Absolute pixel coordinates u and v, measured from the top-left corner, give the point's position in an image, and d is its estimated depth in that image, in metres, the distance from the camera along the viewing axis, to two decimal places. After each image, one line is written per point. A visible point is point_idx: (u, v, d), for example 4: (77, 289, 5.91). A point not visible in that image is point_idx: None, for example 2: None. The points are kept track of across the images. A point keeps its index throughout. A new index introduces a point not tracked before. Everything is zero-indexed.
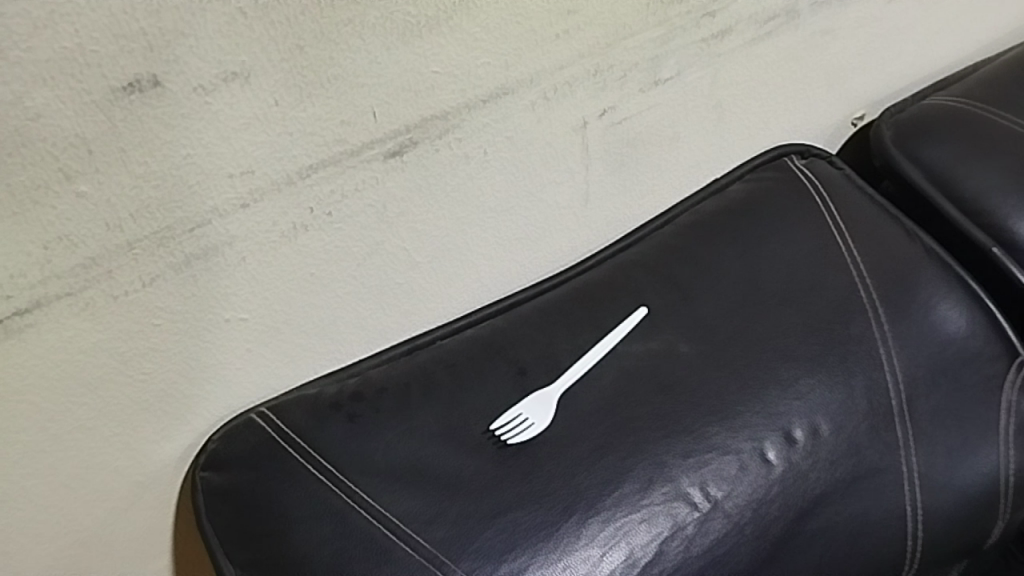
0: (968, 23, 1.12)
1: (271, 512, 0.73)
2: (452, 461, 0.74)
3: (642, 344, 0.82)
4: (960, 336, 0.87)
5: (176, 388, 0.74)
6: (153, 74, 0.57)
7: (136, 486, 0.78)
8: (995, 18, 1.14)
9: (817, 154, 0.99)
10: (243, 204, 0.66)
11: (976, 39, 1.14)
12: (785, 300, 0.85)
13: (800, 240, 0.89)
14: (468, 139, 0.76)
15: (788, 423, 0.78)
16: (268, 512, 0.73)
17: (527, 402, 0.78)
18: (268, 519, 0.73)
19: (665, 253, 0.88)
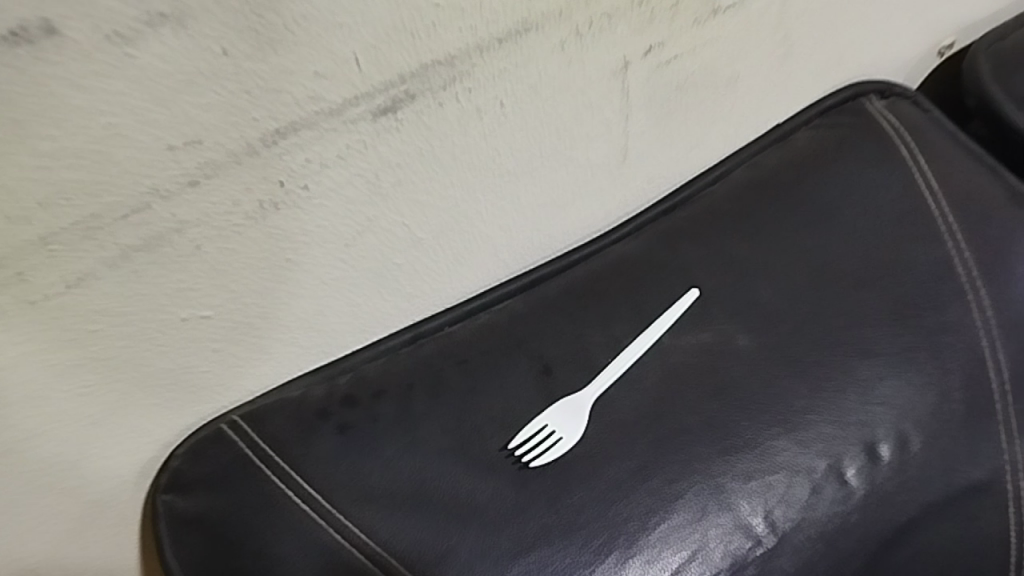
0: None
1: (259, 539, 0.60)
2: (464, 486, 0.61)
3: (693, 336, 0.68)
4: None
5: (127, 399, 0.60)
6: (46, 18, 0.42)
7: (92, 512, 0.64)
8: None
9: (901, 92, 0.82)
10: (192, 181, 0.52)
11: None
12: (867, 280, 0.70)
13: (883, 203, 0.74)
14: (480, 88, 0.60)
15: (872, 435, 0.65)
16: (253, 539, 0.61)
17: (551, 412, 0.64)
18: (255, 547, 0.60)
19: (719, 219, 0.73)
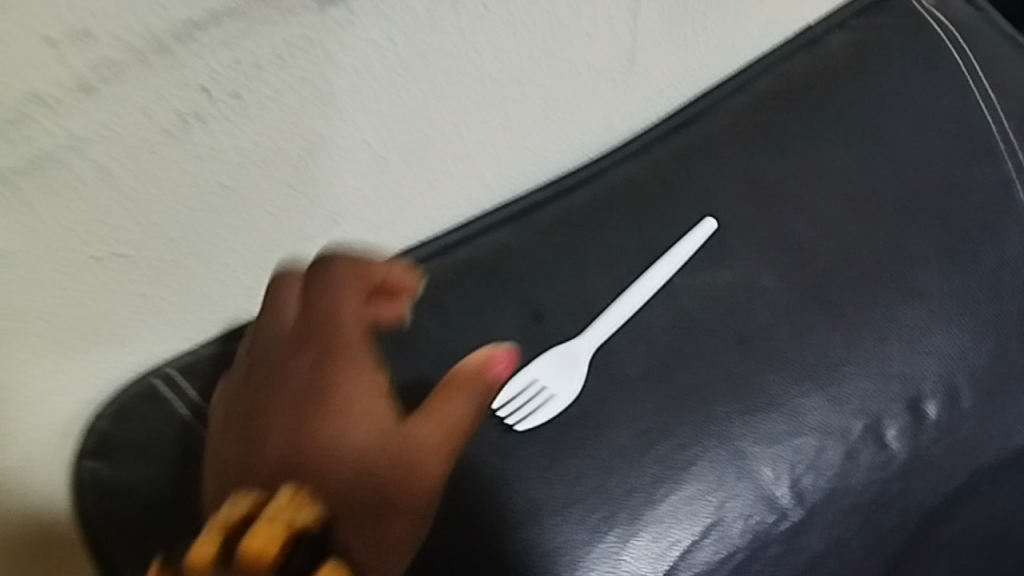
0: None
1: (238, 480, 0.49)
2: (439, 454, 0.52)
3: (708, 276, 0.58)
4: None
5: (32, 362, 0.49)
6: None
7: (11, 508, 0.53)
8: None
9: None
10: (84, 86, 0.41)
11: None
12: (911, 209, 0.61)
13: (932, 117, 0.63)
14: None
15: (918, 392, 0.57)
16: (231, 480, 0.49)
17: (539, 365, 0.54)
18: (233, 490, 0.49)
19: (739, 137, 0.62)
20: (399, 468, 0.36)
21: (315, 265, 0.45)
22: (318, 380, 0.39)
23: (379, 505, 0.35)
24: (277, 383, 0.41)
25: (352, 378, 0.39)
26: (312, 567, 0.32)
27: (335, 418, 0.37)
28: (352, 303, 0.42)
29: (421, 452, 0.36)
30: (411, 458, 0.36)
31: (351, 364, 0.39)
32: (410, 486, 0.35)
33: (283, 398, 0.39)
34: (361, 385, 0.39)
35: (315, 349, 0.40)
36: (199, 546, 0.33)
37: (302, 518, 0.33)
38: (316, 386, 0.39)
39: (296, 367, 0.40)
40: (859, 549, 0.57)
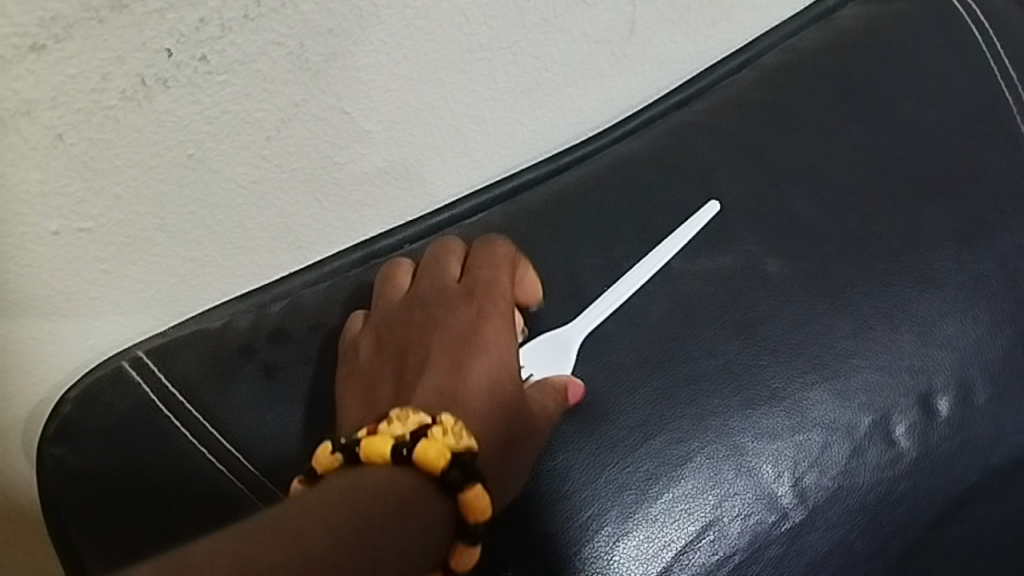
0: None
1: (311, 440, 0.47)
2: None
3: (707, 261, 0.55)
4: None
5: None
6: None
7: None
8: None
9: None
10: (34, 43, 0.38)
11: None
12: (923, 192, 0.58)
13: (948, 94, 0.60)
14: None
15: (928, 386, 0.54)
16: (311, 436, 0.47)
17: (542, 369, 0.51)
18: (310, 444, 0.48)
19: (747, 112, 0.59)
20: (525, 433, 0.46)
21: (473, 257, 0.50)
22: (483, 346, 0.47)
23: (506, 453, 0.45)
24: (439, 337, 0.47)
25: (499, 346, 0.47)
26: (462, 485, 0.40)
27: (493, 379, 0.46)
28: (507, 299, 0.49)
29: (540, 423, 0.47)
30: (533, 428, 0.46)
31: (496, 336, 0.47)
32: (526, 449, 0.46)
33: (441, 347, 0.47)
34: (504, 354, 0.47)
35: (472, 319, 0.48)
36: (376, 441, 0.40)
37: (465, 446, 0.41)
38: (472, 343, 0.47)
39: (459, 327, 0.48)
40: (868, 553, 0.53)
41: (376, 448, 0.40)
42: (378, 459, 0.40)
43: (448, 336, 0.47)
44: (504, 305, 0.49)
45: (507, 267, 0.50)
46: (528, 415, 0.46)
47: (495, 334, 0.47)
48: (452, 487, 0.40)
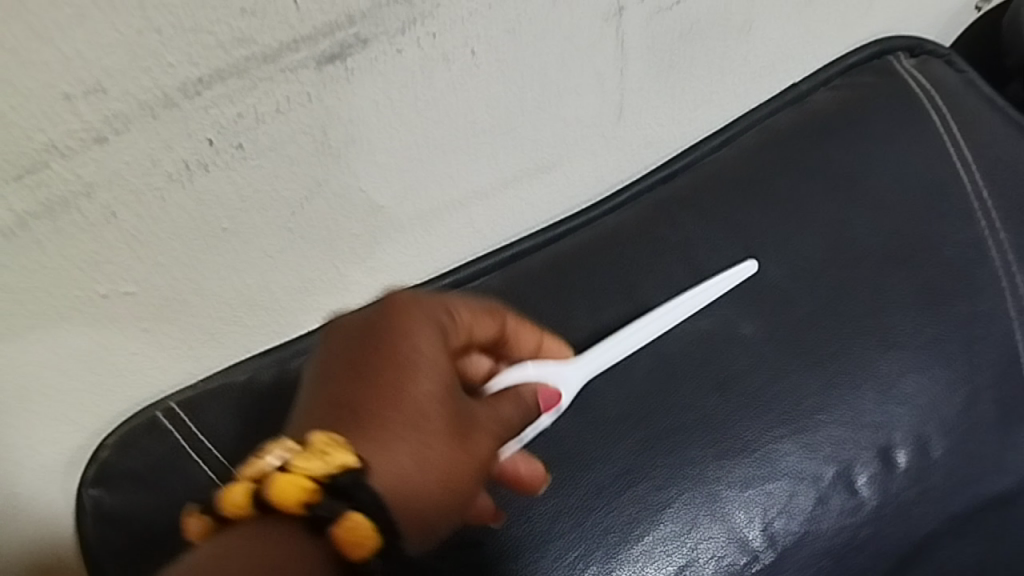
0: None
1: None
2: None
3: (689, 323, 0.60)
4: None
5: (54, 403, 0.52)
6: None
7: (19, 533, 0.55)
8: None
9: (932, 52, 0.73)
10: (99, 136, 0.44)
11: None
12: (886, 262, 0.63)
13: (908, 171, 0.66)
14: (446, 34, 0.52)
15: (888, 439, 0.58)
16: None
17: (521, 378, 0.48)
18: None
19: (725, 187, 0.65)
20: (458, 449, 0.42)
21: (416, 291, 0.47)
22: (401, 348, 0.43)
23: (432, 471, 0.41)
24: (356, 345, 0.44)
25: (427, 349, 0.43)
26: (334, 520, 0.37)
27: (415, 387, 0.42)
28: (441, 304, 0.45)
29: (478, 436, 0.43)
30: (467, 446, 0.43)
31: (421, 338, 0.44)
32: (459, 465, 0.42)
33: (359, 351, 0.44)
34: (433, 357, 0.43)
35: (394, 319, 0.44)
36: (233, 491, 0.38)
37: (336, 466, 0.38)
38: (389, 346, 0.43)
39: (379, 329, 0.44)
40: None
41: (234, 500, 0.38)
42: (241, 510, 0.38)
43: (365, 341, 0.44)
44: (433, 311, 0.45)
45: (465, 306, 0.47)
46: (460, 427, 0.43)
47: (423, 336, 0.44)
48: (320, 521, 0.37)
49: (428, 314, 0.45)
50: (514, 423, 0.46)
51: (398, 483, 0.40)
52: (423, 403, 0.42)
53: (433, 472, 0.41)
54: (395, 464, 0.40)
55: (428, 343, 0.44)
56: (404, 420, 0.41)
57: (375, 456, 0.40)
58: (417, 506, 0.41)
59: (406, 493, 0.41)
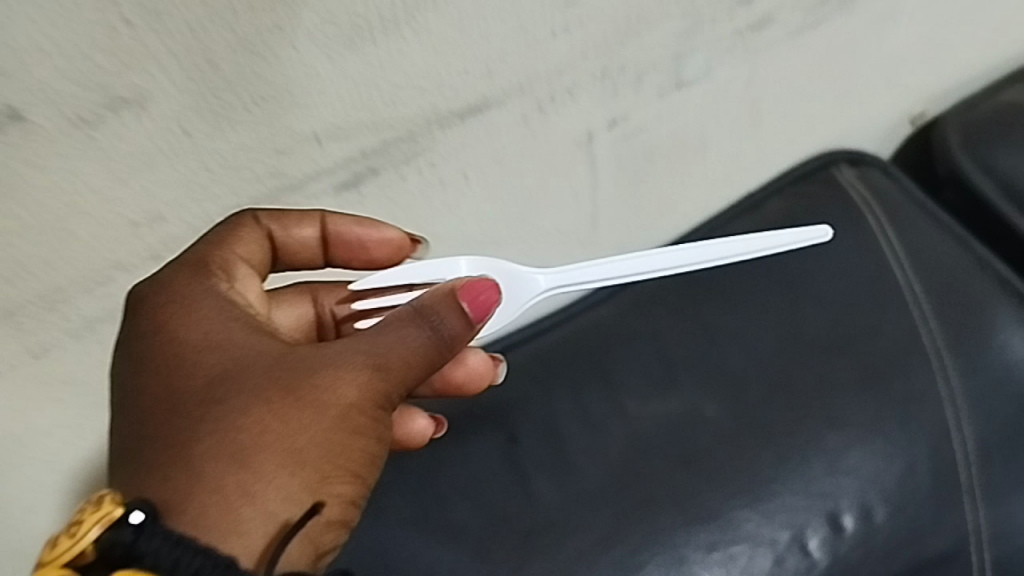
0: None
1: None
2: (414, 546, 0.63)
3: (658, 405, 0.69)
4: None
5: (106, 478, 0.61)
6: (10, 104, 0.43)
7: None
8: None
9: (869, 163, 0.83)
10: (155, 255, 0.53)
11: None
12: (831, 349, 0.71)
13: (851, 269, 0.75)
14: (443, 163, 0.61)
15: (835, 506, 0.66)
16: None
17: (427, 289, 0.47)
18: None
19: (689, 286, 0.74)
20: (274, 420, 0.43)
21: (190, 277, 0.48)
22: (174, 286, 0.48)
23: (249, 464, 0.42)
24: (130, 369, 0.46)
25: (203, 325, 0.47)
26: None
27: (200, 387, 0.44)
28: (225, 243, 0.50)
29: (324, 379, 0.44)
30: (289, 409, 0.43)
31: (199, 331, 0.46)
32: (309, 418, 0.43)
33: (155, 385, 0.45)
34: (226, 346, 0.46)
35: (169, 328, 0.46)
36: None
37: (104, 528, 0.39)
38: (177, 367, 0.45)
39: (147, 324, 0.47)
40: None
41: None
42: None
43: (150, 359, 0.46)
44: (206, 253, 0.50)
45: (247, 246, 0.51)
46: (277, 399, 0.43)
47: (190, 306, 0.47)
48: None
49: (191, 256, 0.49)
50: (399, 347, 0.45)
51: (258, 486, 0.41)
52: (216, 401, 0.43)
53: (250, 457, 0.42)
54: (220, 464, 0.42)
55: (203, 291, 0.48)
56: (204, 430, 0.43)
57: (171, 486, 0.41)
58: (245, 505, 0.41)
59: (217, 504, 0.41)
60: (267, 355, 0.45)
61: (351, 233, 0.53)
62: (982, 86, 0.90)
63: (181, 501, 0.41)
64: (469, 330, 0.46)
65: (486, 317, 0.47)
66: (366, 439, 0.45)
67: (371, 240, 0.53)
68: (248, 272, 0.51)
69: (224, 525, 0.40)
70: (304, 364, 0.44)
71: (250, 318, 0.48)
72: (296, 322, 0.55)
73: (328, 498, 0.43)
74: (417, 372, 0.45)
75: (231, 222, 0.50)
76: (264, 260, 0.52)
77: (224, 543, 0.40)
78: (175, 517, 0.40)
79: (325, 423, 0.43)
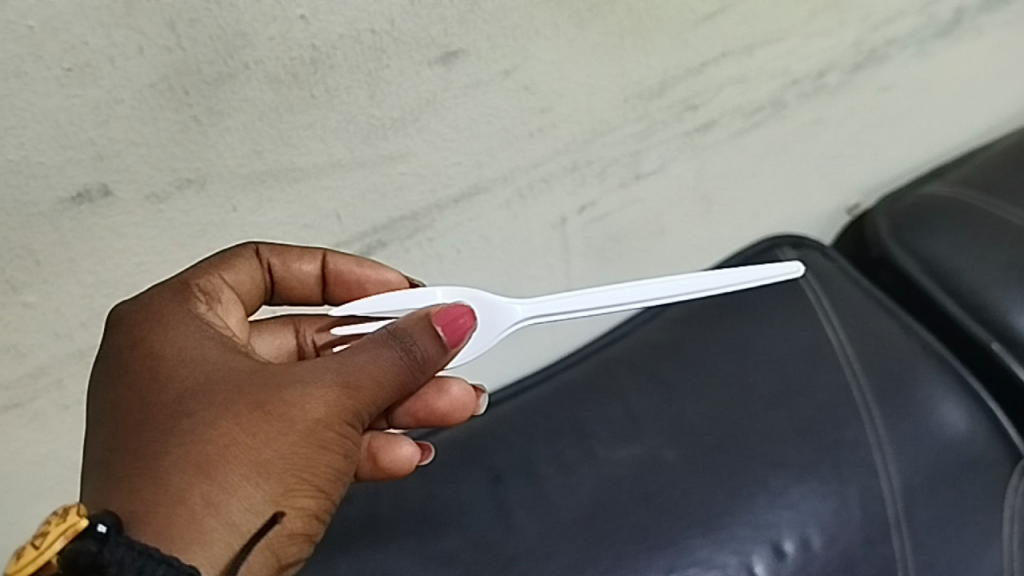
0: (982, 104, 1.05)
1: None
2: (409, 572, 0.72)
3: (623, 450, 0.79)
4: (945, 422, 0.83)
5: None
6: (103, 183, 0.55)
7: None
8: (1011, 101, 1.08)
9: (811, 246, 0.93)
10: None
11: (1000, 109, 1.07)
12: (774, 401, 0.81)
13: (793, 335, 0.85)
14: (440, 239, 0.73)
15: (777, 535, 0.76)
16: None
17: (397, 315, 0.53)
18: None
19: (651, 350, 0.85)
20: (241, 435, 0.48)
21: (165, 299, 0.54)
22: (153, 305, 0.54)
23: (216, 475, 0.47)
24: (110, 383, 0.52)
25: (178, 342, 0.52)
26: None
27: (173, 402, 0.50)
28: (216, 271, 0.57)
29: (291, 395, 0.49)
30: (257, 423, 0.49)
31: (175, 348, 0.52)
32: (273, 431, 0.49)
33: (131, 398, 0.50)
34: (199, 363, 0.51)
35: (147, 346, 0.52)
36: None
37: (69, 539, 0.43)
38: (151, 384, 0.51)
39: (128, 338, 0.53)
40: None
41: None
42: None
43: (128, 373, 0.51)
44: (193, 279, 0.56)
45: (230, 275, 0.58)
46: (246, 414, 0.49)
47: (168, 325, 0.53)
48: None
49: (176, 282, 0.55)
50: (366, 366, 0.51)
51: (219, 496, 0.47)
52: (188, 414, 0.49)
53: (216, 468, 0.47)
54: (185, 474, 0.47)
55: (182, 313, 0.54)
56: (174, 442, 0.48)
57: (136, 498, 0.46)
58: (209, 514, 0.46)
59: (183, 514, 0.46)
60: (239, 373, 0.51)
61: (351, 273, 0.62)
62: (907, 180, 1.04)
63: (149, 512, 0.46)
64: (441, 354, 0.52)
65: (460, 341, 0.53)
66: (330, 455, 0.50)
67: (370, 280, 0.62)
68: (232, 298, 0.58)
69: (189, 533, 0.45)
70: (274, 383, 0.50)
71: (222, 336, 0.53)
72: (279, 349, 0.63)
73: (290, 508, 0.49)
74: (382, 395, 0.51)
75: (231, 253, 0.59)
76: (258, 291, 0.60)
77: (187, 550, 0.45)
78: (139, 527, 0.45)
79: (290, 438, 0.49)
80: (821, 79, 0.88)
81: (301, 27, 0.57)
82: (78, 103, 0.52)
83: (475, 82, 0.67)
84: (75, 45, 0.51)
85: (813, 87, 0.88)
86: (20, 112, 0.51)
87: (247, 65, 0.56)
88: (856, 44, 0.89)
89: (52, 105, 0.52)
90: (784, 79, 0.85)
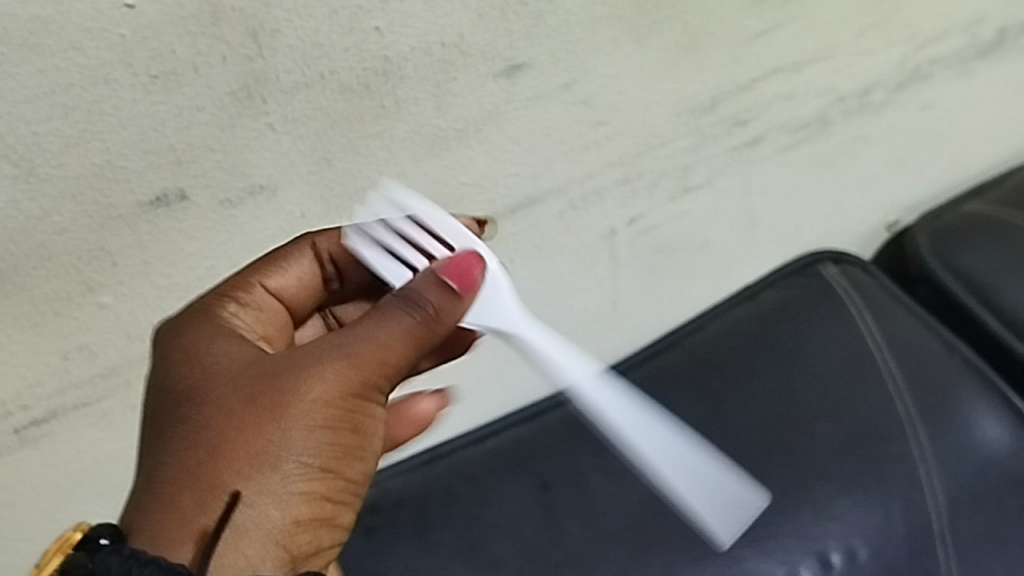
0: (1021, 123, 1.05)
1: None
2: None
3: None
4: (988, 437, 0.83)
5: None
6: (180, 188, 0.57)
7: None
8: None
9: (852, 262, 0.93)
10: None
11: None
12: (820, 415, 0.82)
13: (836, 349, 0.86)
14: (495, 249, 0.74)
15: (823, 547, 0.77)
16: None
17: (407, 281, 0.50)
18: None
19: (695, 361, 0.85)
20: (237, 427, 0.46)
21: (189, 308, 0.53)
22: (180, 315, 0.53)
23: (213, 472, 0.45)
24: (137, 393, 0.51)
25: (189, 342, 0.51)
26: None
27: (178, 399, 0.48)
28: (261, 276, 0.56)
29: (289, 381, 0.47)
30: (256, 413, 0.46)
31: (185, 349, 0.51)
32: (271, 419, 0.46)
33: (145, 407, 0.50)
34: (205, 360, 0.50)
35: (165, 350, 0.51)
36: None
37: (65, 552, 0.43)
38: (163, 389, 0.50)
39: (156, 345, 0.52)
40: None
41: None
42: None
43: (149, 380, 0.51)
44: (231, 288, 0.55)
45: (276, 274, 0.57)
46: (244, 406, 0.47)
47: (188, 327, 0.52)
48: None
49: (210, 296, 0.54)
50: (368, 339, 0.48)
51: (216, 492, 0.45)
52: (190, 413, 0.47)
53: (211, 467, 0.45)
54: (183, 477, 0.45)
55: (201, 317, 0.52)
56: (175, 444, 0.47)
57: (140, 506, 0.46)
58: (201, 514, 0.45)
59: (175, 516, 0.45)
60: (242, 366, 0.49)
61: None
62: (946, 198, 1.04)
63: (148, 519, 0.45)
64: (453, 304, 0.49)
65: (471, 289, 0.51)
66: (338, 435, 0.47)
67: None
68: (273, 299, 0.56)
69: (185, 532, 0.44)
70: (274, 370, 0.48)
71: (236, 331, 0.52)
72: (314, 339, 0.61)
73: (296, 495, 0.46)
74: (388, 366, 0.48)
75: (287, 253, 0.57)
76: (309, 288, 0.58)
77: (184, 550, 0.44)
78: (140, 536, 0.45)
79: (290, 422, 0.46)
80: (866, 96, 0.89)
81: (375, 39, 0.58)
82: (163, 109, 0.54)
83: (536, 94, 0.68)
84: (163, 53, 0.52)
85: (858, 105, 0.89)
86: (108, 118, 0.53)
87: (323, 75, 0.58)
88: (901, 62, 0.90)
89: (137, 111, 0.53)
90: (829, 96, 0.86)
